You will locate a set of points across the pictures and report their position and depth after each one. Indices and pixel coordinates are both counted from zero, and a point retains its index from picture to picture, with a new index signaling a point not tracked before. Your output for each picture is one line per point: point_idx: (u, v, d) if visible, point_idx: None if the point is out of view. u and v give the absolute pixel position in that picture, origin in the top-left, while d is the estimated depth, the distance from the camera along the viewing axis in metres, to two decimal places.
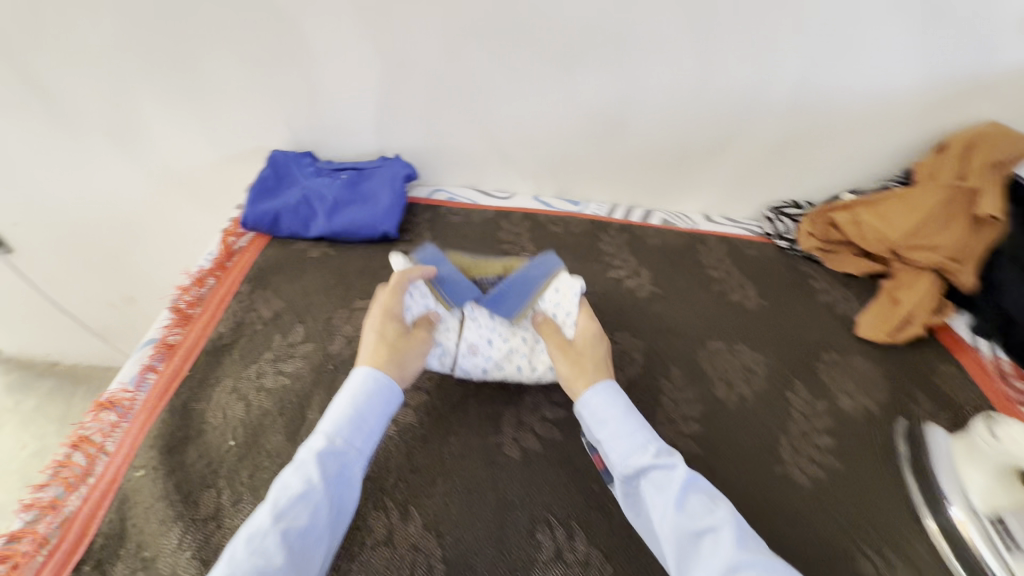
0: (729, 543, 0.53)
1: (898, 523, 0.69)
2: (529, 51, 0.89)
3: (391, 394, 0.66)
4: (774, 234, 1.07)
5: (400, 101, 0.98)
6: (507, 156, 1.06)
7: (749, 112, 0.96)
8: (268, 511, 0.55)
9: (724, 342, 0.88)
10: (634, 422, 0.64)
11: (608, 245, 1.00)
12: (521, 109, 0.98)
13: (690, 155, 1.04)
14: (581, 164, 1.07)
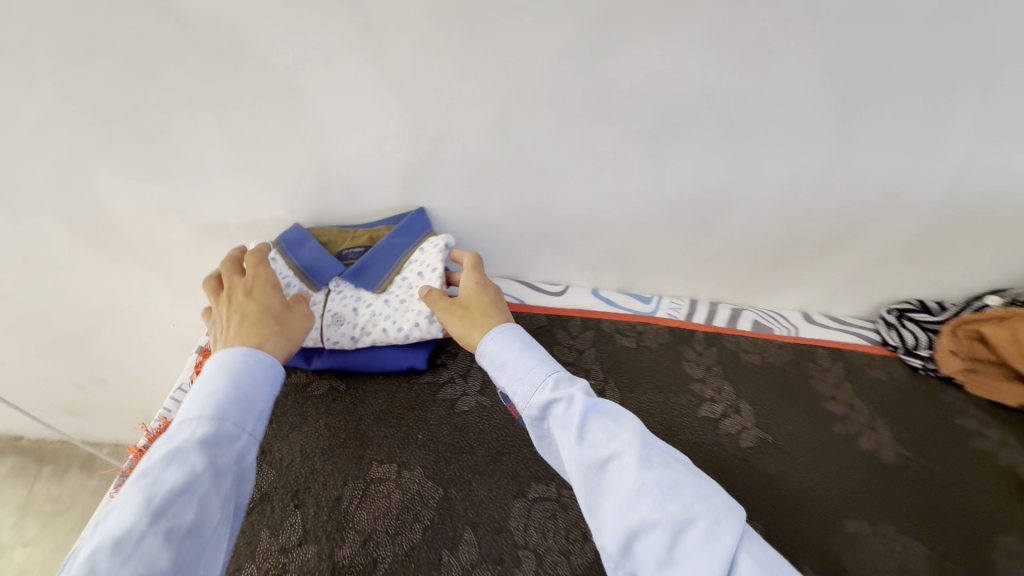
0: (633, 469, 0.45)
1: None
2: (608, 130, 0.68)
3: (271, 368, 0.59)
4: (901, 348, 0.83)
5: (433, 183, 0.76)
6: (565, 246, 0.85)
7: (885, 207, 0.74)
8: (134, 485, 0.44)
9: (867, 523, 0.66)
10: (537, 362, 0.56)
11: (694, 366, 0.81)
12: (588, 196, 0.77)
13: (796, 251, 0.82)
14: (655, 256, 0.85)
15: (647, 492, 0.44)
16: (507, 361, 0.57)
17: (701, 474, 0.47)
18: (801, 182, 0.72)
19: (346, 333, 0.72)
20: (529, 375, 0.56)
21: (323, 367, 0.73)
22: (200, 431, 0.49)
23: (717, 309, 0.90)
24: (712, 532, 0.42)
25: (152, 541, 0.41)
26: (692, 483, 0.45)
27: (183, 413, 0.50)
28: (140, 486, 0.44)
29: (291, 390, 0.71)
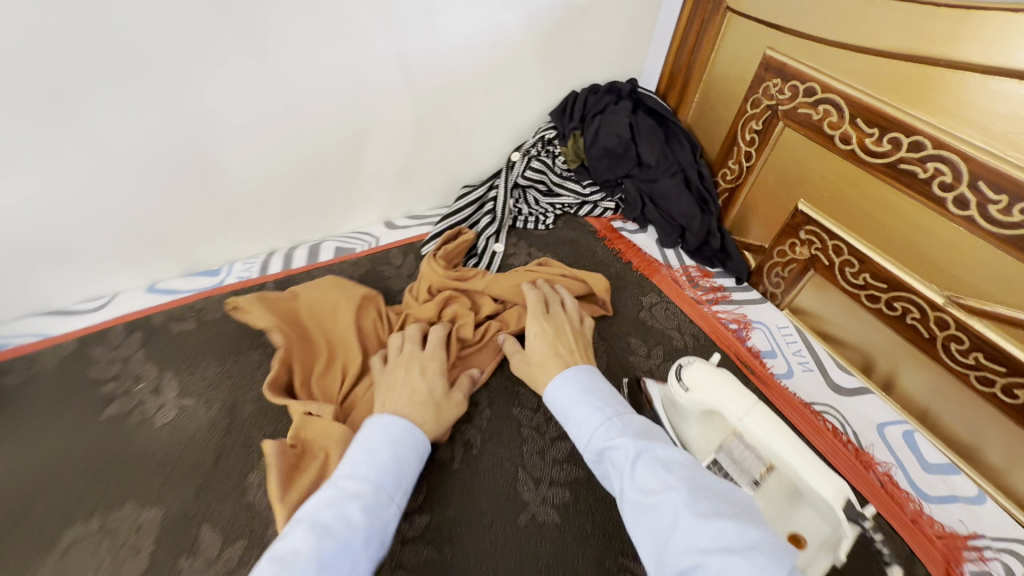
0: (682, 511, 0.43)
1: None
2: (216, 149, 0.73)
3: (420, 444, 0.55)
4: (601, 197, 1.01)
5: (117, 194, 0.70)
6: (320, 225, 0.91)
7: (493, 87, 0.89)
8: (302, 534, 0.42)
9: (655, 294, 0.89)
10: (592, 409, 0.57)
11: (508, 248, 0.93)
12: (295, 192, 0.84)
13: (470, 148, 0.96)
14: (385, 191, 0.93)
15: (698, 539, 0.41)
16: (569, 410, 0.59)
17: (761, 522, 0.43)
18: (482, 84, 0.87)
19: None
20: (588, 421, 0.56)
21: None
22: (363, 493, 0.47)
23: None
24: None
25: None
26: (735, 527, 0.41)
27: (346, 470, 0.49)
28: (311, 536, 0.41)
29: (117, 433, 0.63)
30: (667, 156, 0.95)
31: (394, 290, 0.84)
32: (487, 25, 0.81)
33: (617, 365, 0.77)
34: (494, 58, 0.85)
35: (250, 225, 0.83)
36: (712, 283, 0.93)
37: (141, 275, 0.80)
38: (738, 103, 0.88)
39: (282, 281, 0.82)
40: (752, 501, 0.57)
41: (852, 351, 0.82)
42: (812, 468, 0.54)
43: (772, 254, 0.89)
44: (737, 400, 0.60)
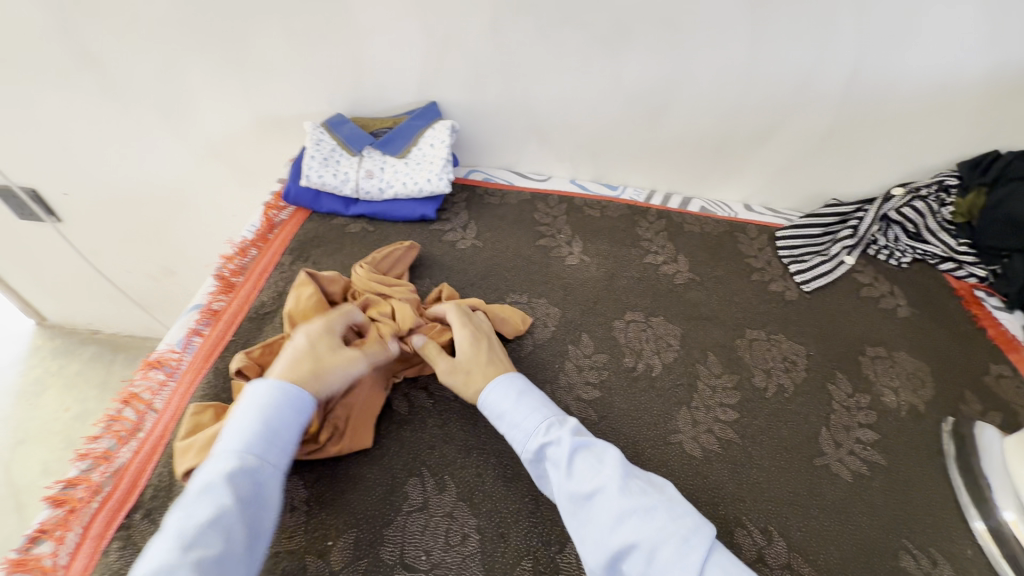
0: (616, 498, 0.54)
1: (944, 522, 0.65)
2: (573, 84, 0.95)
3: (299, 404, 0.59)
4: (880, 244, 1.01)
5: (499, 93, 0.98)
6: (602, 172, 1.09)
7: (814, 106, 0.93)
8: (178, 520, 0.48)
9: (884, 349, 0.85)
10: (530, 411, 0.63)
11: (748, 247, 0.99)
12: (603, 137, 1.03)
13: (760, 152, 1.02)
14: (668, 162, 1.06)
15: (625, 521, 0.53)
16: (506, 412, 0.64)
17: (673, 498, 0.56)
18: (807, 100, 0.93)
19: (377, 185, 0.90)
20: (522, 419, 0.63)
21: (359, 213, 0.92)
22: (228, 468, 0.52)
23: (758, 210, 1.09)
24: (678, 550, 0.50)
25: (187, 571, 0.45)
26: (662, 509, 0.54)
27: (218, 445, 0.54)
28: (180, 521, 0.48)
29: (430, 237, 0.92)
30: None
31: (639, 238, 0.97)
32: (842, 52, 0.86)
33: (814, 386, 0.78)
34: (836, 80, 0.89)
35: (558, 149, 1.06)
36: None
37: (475, 154, 1.09)
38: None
39: (562, 196, 1.03)
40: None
41: None
42: None
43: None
44: None
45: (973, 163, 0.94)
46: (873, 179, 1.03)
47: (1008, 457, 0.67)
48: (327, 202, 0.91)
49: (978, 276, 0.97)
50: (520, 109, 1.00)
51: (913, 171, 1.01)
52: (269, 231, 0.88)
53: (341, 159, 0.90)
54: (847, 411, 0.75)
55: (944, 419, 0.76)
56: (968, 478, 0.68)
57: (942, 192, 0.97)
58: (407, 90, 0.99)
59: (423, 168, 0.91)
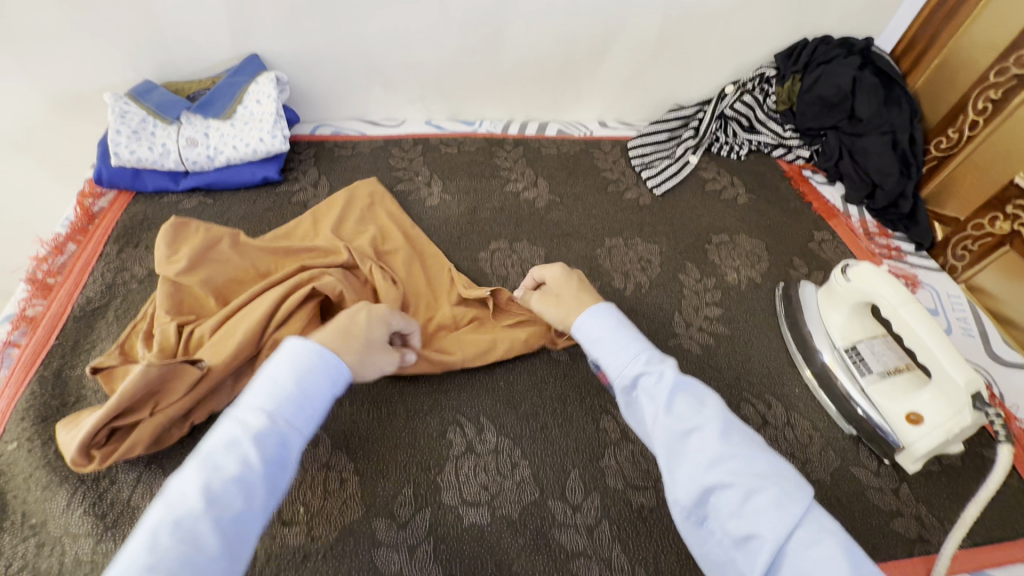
0: (715, 441, 0.52)
1: (778, 370, 0.75)
2: (401, 19, 0.91)
3: (334, 369, 0.53)
4: (720, 142, 1.09)
5: (324, 37, 0.91)
6: (455, 108, 1.07)
7: (640, 15, 0.96)
8: (195, 467, 0.45)
9: (727, 234, 0.93)
10: (628, 347, 0.61)
11: (603, 162, 1.02)
12: (446, 71, 1.00)
13: (601, 68, 1.04)
14: (518, 91, 1.06)
15: (723, 462, 0.51)
16: (604, 340, 0.63)
17: (771, 452, 0.53)
18: (632, 10, 0.95)
19: (203, 153, 0.83)
20: (621, 351, 0.62)
21: (190, 186, 0.85)
22: (254, 426, 0.48)
23: (612, 126, 1.13)
24: (779, 500, 0.48)
25: (204, 525, 0.42)
26: (763, 462, 0.51)
27: (246, 401, 0.50)
28: (200, 474, 0.44)
29: (278, 199, 0.87)
30: (882, 116, 0.98)
31: (498, 168, 0.98)
32: None
33: (668, 279, 0.85)
34: None
35: (405, 90, 1.02)
36: (889, 242, 0.97)
37: (318, 108, 1.02)
38: (983, 71, 0.89)
39: (417, 138, 1.01)
40: (879, 384, 0.68)
41: (871, 316, 0.72)
42: (949, 354, 0.61)
43: (965, 226, 0.92)
44: (894, 294, 0.66)
45: (788, 53, 1.03)
46: (707, 83, 1.10)
47: (819, 306, 0.76)
48: (152, 179, 0.83)
49: (804, 156, 1.08)
50: (352, 52, 0.94)
51: (739, 66, 1.07)
52: (87, 222, 0.79)
53: (153, 130, 0.82)
54: (696, 295, 0.83)
55: (776, 286, 0.85)
56: (795, 334, 0.77)
57: (765, 84, 1.06)
58: (220, 45, 0.90)
59: (251, 128, 0.85)
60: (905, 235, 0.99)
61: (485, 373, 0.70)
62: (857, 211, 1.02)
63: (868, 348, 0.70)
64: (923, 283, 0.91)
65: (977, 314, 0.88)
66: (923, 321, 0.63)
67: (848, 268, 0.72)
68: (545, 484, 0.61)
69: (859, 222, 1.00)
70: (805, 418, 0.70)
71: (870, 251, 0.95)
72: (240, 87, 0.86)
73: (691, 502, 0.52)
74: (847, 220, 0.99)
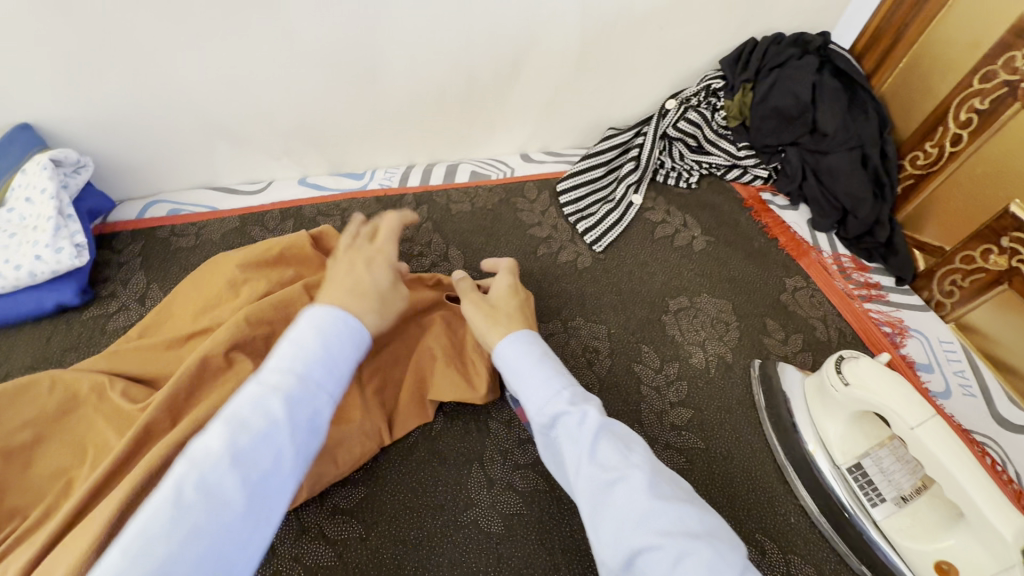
0: (643, 495, 0.41)
1: (767, 492, 0.60)
2: (235, 61, 0.67)
3: (357, 334, 0.44)
4: (666, 169, 0.91)
5: (128, 94, 0.66)
6: (337, 160, 0.84)
7: (555, 29, 0.76)
8: (219, 426, 0.36)
9: (687, 296, 0.76)
10: (548, 380, 0.49)
11: (529, 213, 0.83)
12: (317, 119, 0.77)
13: (516, 94, 0.83)
14: (415, 132, 0.84)
15: (652, 517, 0.40)
16: (520, 370, 0.51)
17: (706, 507, 0.43)
18: (543, 23, 0.74)
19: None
20: (538, 381, 0.50)
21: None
22: (282, 385, 0.38)
23: (537, 159, 0.93)
24: (714, 567, 0.37)
25: (229, 482, 0.33)
26: (698, 520, 0.40)
27: (272, 357, 0.40)
28: (224, 431, 0.35)
29: (83, 332, 0.62)
30: (849, 128, 0.82)
31: (396, 241, 0.76)
32: None
33: (622, 374, 0.67)
34: None
35: (264, 147, 0.78)
36: (867, 278, 0.84)
37: (148, 181, 0.77)
38: (963, 74, 0.74)
39: (286, 209, 0.78)
40: (895, 517, 0.54)
41: (875, 421, 0.57)
42: (987, 494, 0.46)
43: (952, 258, 0.78)
44: (907, 405, 0.51)
45: (734, 58, 0.86)
46: (644, 99, 0.91)
47: (809, 404, 0.61)
48: None
49: (762, 177, 0.92)
50: (174, 109, 0.70)
51: (680, 76, 0.89)
52: None
53: None
54: (659, 393, 0.66)
55: (751, 364, 0.70)
56: (783, 440, 0.62)
57: (711, 96, 0.89)
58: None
59: (21, 240, 0.59)
60: (884, 266, 0.85)
61: (390, 574, 0.51)
62: (828, 241, 0.87)
63: (875, 464, 0.56)
64: (910, 331, 0.78)
65: (975, 365, 0.76)
66: (949, 445, 0.49)
67: (843, 363, 0.56)
68: None
69: (832, 257, 0.85)
70: (809, 563, 0.55)
71: (849, 294, 0.80)
72: (3, 179, 0.60)
73: (613, 566, 0.40)
74: (819, 256, 0.84)
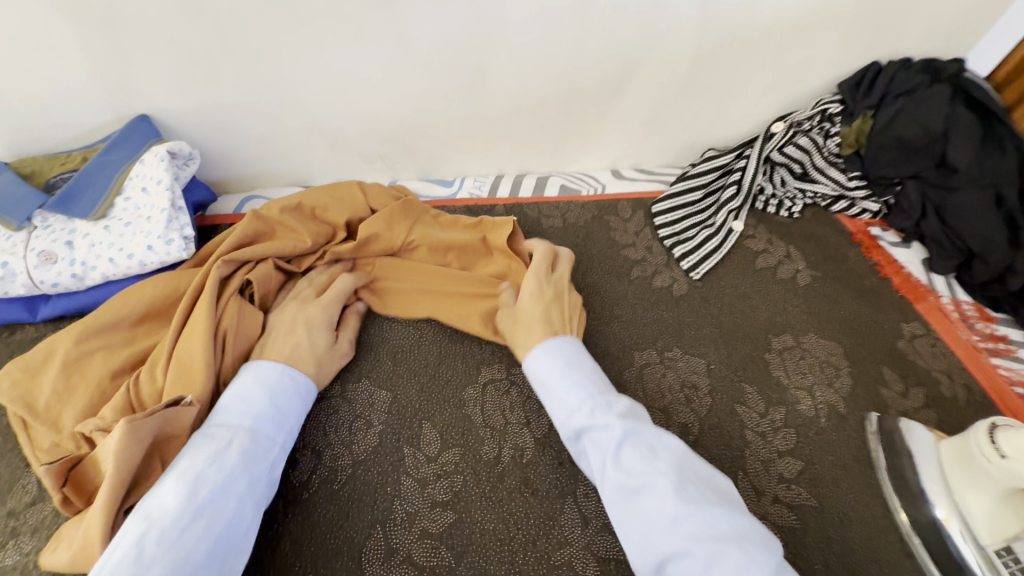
0: (670, 498, 0.43)
1: (893, 566, 0.53)
2: (348, 64, 0.66)
3: (304, 388, 0.56)
4: (766, 194, 0.86)
5: (244, 92, 0.67)
6: (428, 166, 0.83)
7: (668, 44, 0.72)
8: (174, 484, 0.45)
9: (792, 336, 0.70)
10: (574, 389, 0.53)
11: (623, 233, 0.79)
12: (415, 125, 0.76)
13: (617, 109, 0.80)
14: (508, 143, 0.82)
15: (681, 521, 0.42)
16: (551, 384, 0.54)
17: (738, 508, 0.44)
18: (656, 37, 0.71)
19: (65, 272, 0.58)
20: (568, 397, 0.53)
21: (53, 315, 0.60)
22: (237, 442, 0.48)
23: (629, 176, 0.89)
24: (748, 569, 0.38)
25: (194, 534, 0.42)
26: (718, 515, 0.42)
27: (219, 418, 0.50)
28: (182, 491, 0.44)
29: None
30: (981, 165, 0.76)
31: None
32: None
33: (723, 414, 0.62)
34: (688, 7, 0.68)
35: (360, 150, 0.78)
36: (994, 329, 0.75)
37: (247, 176, 0.78)
38: None
39: None
40: None
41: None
42: None
43: None
44: None
45: (854, 83, 0.80)
46: (749, 121, 0.86)
47: (945, 472, 0.55)
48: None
49: (872, 211, 0.85)
50: (282, 108, 0.70)
51: (791, 99, 0.84)
52: None
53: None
54: (763, 439, 0.61)
55: (868, 417, 0.63)
56: (911, 508, 0.55)
57: (825, 121, 0.83)
58: (92, 107, 0.65)
59: (135, 231, 0.60)
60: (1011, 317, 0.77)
61: None
62: (946, 285, 0.80)
63: None
64: None
65: None
66: None
67: (996, 430, 0.50)
68: None
69: (951, 302, 0.78)
70: None
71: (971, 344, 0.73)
72: (124, 171, 0.61)
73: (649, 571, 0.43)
74: (937, 301, 0.77)
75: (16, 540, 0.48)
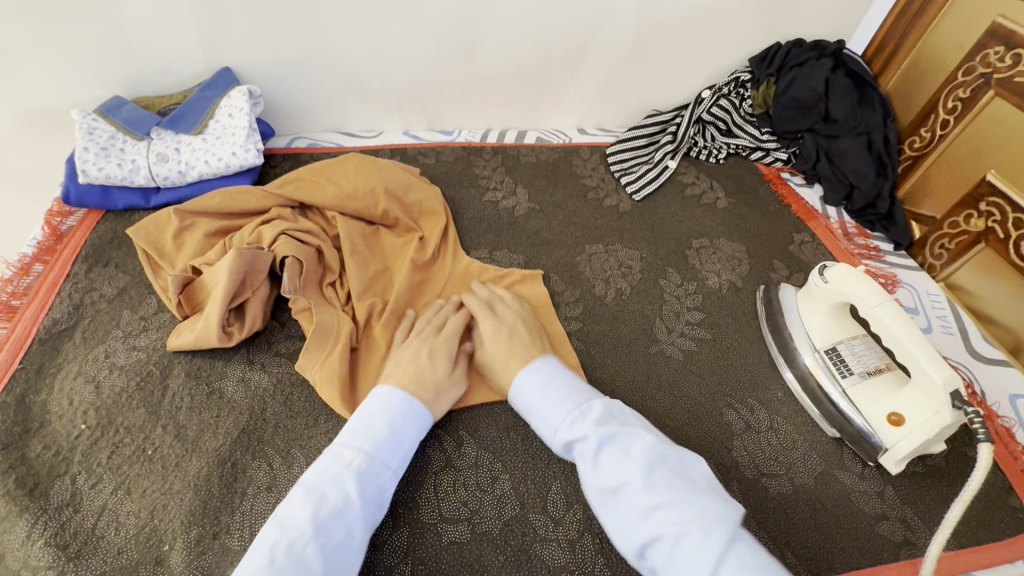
0: (640, 493, 0.49)
1: (760, 374, 0.75)
2: (377, 34, 0.91)
3: (419, 417, 0.58)
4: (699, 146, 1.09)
5: (300, 53, 0.91)
6: (432, 118, 1.07)
7: (615, 25, 0.96)
8: (303, 495, 0.49)
9: (707, 239, 0.93)
10: (558, 404, 0.59)
11: (583, 169, 1.02)
12: (424, 84, 1.00)
13: (579, 75, 1.04)
14: (495, 102, 1.06)
15: (655, 512, 0.48)
16: (536, 406, 0.60)
17: (704, 488, 0.49)
18: (606, 20, 0.95)
19: (174, 169, 0.81)
20: (558, 410, 0.59)
21: (162, 203, 0.83)
22: (356, 463, 0.52)
23: (591, 132, 1.13)
24: (703, 543, 0.44)
25: (311, 552, 0.45)
26: (687, 501, 0.47)
27: (345, 439, 0.54)
28: (309, 503, 0.48)
29: None
30: (857, 117, 0.98)
31: (476, 178, 0.98)
32: None
33: (649, 285, 0.84)
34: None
35: (381, 103, 1.02)
36: (868, 242, 0.98)
37: (294, 121, 1.02)
38: (951, 71, 0.90)
39: (395, 150, 1.01)
40: (859, 385, 0.68)
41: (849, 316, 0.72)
42: (926, 353, 0.61)
43: (941, 225, 0.92)
44: (871, 295, 0.66)
45: (762, 57, 1.04)
46: (685, 88, 1.10)
47: (799, 309, 0.76)
48: (120, 195, 0.82)
49: (783, 159, 1.08)
50: (326, 66, 0.94)
51: (716, 71, 1.08)
52: (54, 242, 0.78)
53: (118, 141, 0.80)
54: (677, 300, 0.83)
55: (756, 289, 0.85)
56: (777, 338, 0.77)
57: (740, 87, 1.07)
58: (189, 60, 0.89)
59: (223, 141, 0.83)
60: (884, 235, 0.99)
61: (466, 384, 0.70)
62: (836, 211, 1.02)
63: (848, 349, 0.70)
64: (901, 283, 0.92)
65: (956, 313, 0.89)
66: (900, 322, 0.63)
67: (827, 269, 0.72)
68: (526, 498, 0.61)
69: (838, 222, 1.00)
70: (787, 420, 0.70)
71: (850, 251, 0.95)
72: (215, 101, 0.85)
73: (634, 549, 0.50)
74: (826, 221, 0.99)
75: (147, 332, 0.69)
